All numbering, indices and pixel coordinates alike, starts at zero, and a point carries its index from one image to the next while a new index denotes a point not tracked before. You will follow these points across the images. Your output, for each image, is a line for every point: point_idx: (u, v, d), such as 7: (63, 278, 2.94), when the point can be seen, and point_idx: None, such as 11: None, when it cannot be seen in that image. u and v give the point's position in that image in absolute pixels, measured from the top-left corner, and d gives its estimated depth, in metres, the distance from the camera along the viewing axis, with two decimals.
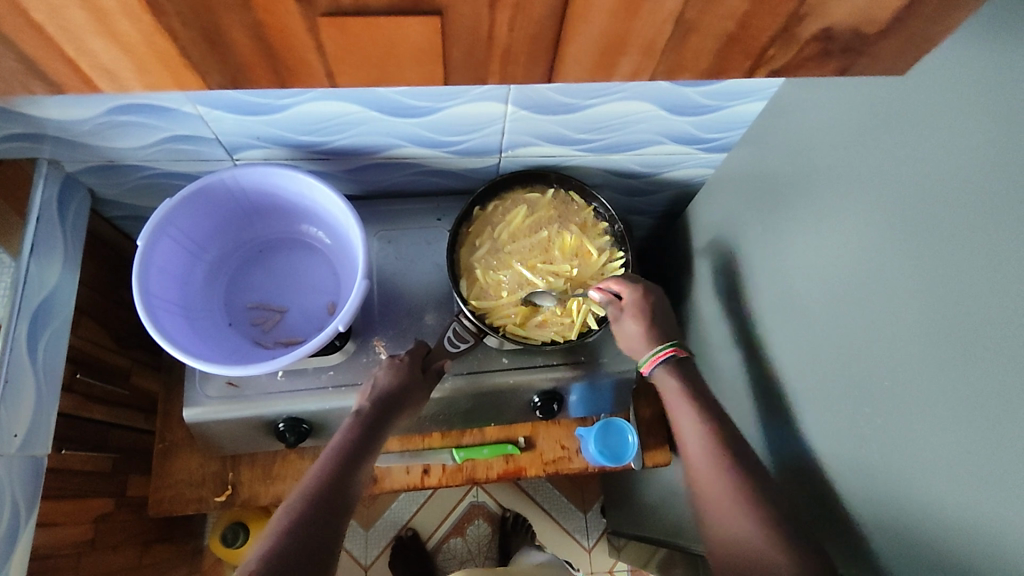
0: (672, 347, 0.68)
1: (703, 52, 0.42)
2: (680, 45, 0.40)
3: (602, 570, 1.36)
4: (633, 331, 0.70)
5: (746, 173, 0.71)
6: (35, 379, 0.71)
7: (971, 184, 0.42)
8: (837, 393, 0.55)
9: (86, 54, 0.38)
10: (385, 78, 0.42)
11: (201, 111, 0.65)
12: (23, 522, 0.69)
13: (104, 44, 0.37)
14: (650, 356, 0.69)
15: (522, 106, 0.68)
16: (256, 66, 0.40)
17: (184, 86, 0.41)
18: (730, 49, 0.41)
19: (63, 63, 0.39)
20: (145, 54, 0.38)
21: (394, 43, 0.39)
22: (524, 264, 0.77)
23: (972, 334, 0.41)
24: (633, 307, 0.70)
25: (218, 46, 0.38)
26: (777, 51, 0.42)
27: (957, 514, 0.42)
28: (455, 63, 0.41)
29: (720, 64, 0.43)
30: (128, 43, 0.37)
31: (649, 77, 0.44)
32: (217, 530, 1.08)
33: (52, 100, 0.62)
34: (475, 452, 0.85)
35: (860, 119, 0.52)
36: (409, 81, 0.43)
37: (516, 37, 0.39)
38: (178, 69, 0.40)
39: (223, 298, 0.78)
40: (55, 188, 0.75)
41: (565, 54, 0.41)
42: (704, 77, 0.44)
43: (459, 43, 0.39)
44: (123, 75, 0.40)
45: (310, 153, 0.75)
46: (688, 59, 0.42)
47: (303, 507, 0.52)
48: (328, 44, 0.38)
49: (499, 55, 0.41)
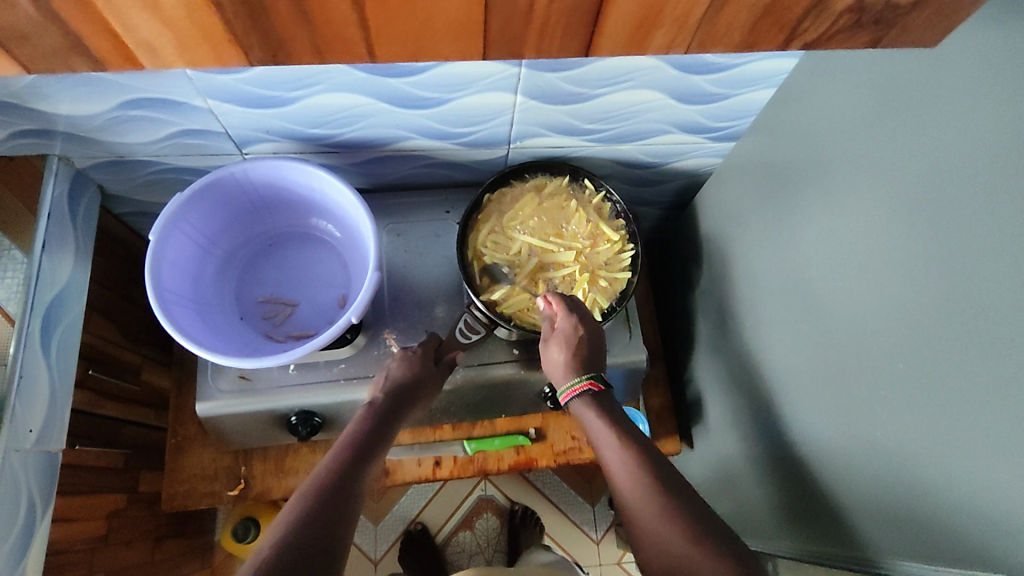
0: (588, 380, 0.63)
1: (735, 23, 0.42)
2: (716, 16, 0.41)
3: (611, 562, 1.36)
4: (556, 360, 0.66)
5: (754, 160, 0.71)
6: (50, 374, 0.71)
7: (975, 164, 0.42)
8: (844, 378, 0.55)
9: (127, 28, 0.39)
10: (424, 53, 0.44)
11: (210, 104, 0.65)
12: (40, 517, 0.69)
13: (146, 18, 0.38)
14: (567, 387, 0.64)
15: (531, 96, 0.68)
16: (298, 40, 0.41)
17: (223, 61, 0.42)
18: (763, 20, 0.42)
19: (102, 39, 0.40)
20: (185, 27, 0.39)
21: (439, 15, 0.40)
22: (534, 245, 0.77)
23: (977, 314, 0.41)
24: (562, 334, 0.66)
25: (260, 17, 0.39)
26: (810, 21, 0.43)
27: (965, 495, 0.42)
28: (496, 35, 0.43)
29: (753, 35, 0.44)
30: (170, 14, 0.38)
31: (683, 51, 0.45)
32: (228, 525, 1.08)
33: (63, 94, 0.62)
34: (486, 443, 0.86)
35: (867, 104, 0.52)
36: (449, 56, 0.45)
37: (556, 8, 0.40)
38: (219, 44, 0.41)
39: (234, 292, 0.78)
40: (66, 184, 0.75)
41: (604, 29, 0.42)
42: (736, 48, 0.45)
43: (501, 15, 0.41)
44: (165, 48, 0.41)
45: (319, 146, 0.75)
46: (722, 30, 0.43)
47: (315, 495, 0.53)
48: (372, 18, 0.40)
49: (538, 28, 0.42)
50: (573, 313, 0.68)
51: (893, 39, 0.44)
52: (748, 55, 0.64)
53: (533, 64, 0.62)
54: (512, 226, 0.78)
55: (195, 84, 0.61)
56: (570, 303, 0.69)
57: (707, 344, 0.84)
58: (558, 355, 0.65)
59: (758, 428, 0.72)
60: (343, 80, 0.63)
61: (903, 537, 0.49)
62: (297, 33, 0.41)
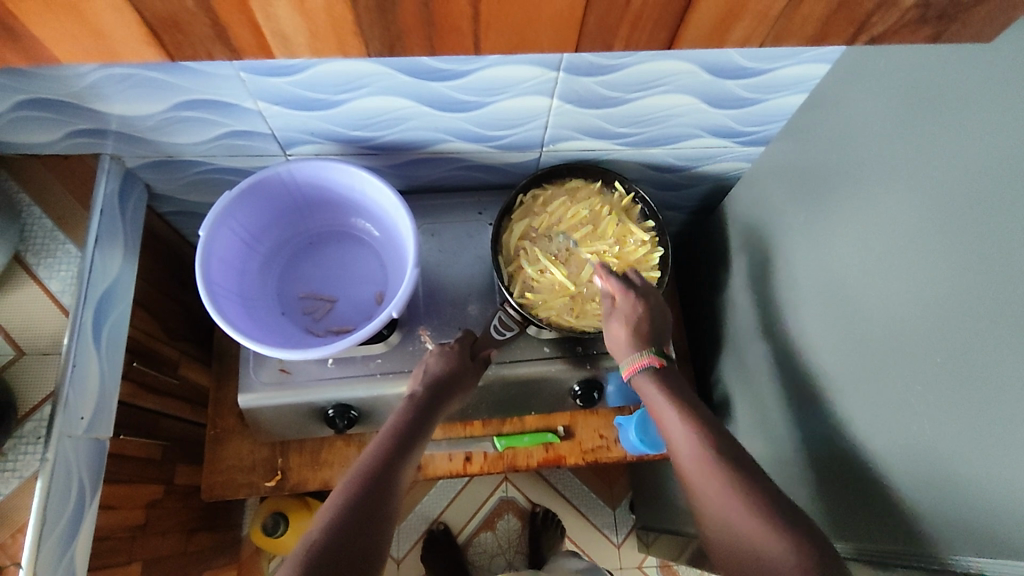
0: (650, 355, 0.67)
1: (811, 18, 0.47)
2: (792, 13, 0.46)
3: (632, 566, 1.37)
4: (618, 336, 0.69)
5: (784, 164, 0.72)
6: (100, 364, 0.74)
7: (1010, 164, 0.43)
8: (881, 376, 0.56)
9: (270, 19, 0.43)
10: (523, 45, 0.47)
11: (261, 106, 0.68)
12: (88, 501, 0.72)
13: (289, 10, 0.42)
14: (630, 362, 0.67)
15: (567, 101, 0.70)
16: (415, 34, 0.45)
17: (345, 51, 0.46)
18: (836, 16, 0.47)
19: (246, 26, 0.44)
20: (321, 19, 0.43)
21: (543, 10, 0.44)
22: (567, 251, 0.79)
23: (1014, 310, 0.42)
24: (624, 313, 0.69)
25: (387, 13, 0.43)
26: (878, 17, 0.47)
27: (1011, 488, 0.43)
28: (588, 30, 0.46)
29: (824, 30, 0.48)
30: (309, 6, 0.42)
31: (757, 44, 0.49)
32: (258, 519, 1.10)
33: (122, 95, 0.65)
34: (516, 440, 0.87)
35: (901, 107, 0.53)
36: (544, 48, 0.48)
37: (650, 4, 0.44)
38: (344, 36, 0.45)
39: (275, 288, 0.81)
40: (117, 182, 0.79)
41: (690, 21, 0.46)
42: (806, 42, 0.50)
43: (598, 11, 0.44)
44: (297, 39, 0.45)
45: (360, 148, 0.78)
46: (796, 24, 0.47)
47: (361, 481, 0.55)
48: (482, 12, 0.44)
49: (629, 23, 0.46)
50: (637, 296, 0.70)
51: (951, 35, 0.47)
52: (781, 60, 0.65)
53: (572, 69, 0.64)
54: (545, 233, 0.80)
55: (248, 86, 0.64)
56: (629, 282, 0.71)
57: (735, 347, 0.86)
58: (621, 333, 0.68)
59: (789, 428, 0.72)
60: (389, 83, 0.65)
61: (946, 532, 0.50)
62: (416, 32, 0.45)
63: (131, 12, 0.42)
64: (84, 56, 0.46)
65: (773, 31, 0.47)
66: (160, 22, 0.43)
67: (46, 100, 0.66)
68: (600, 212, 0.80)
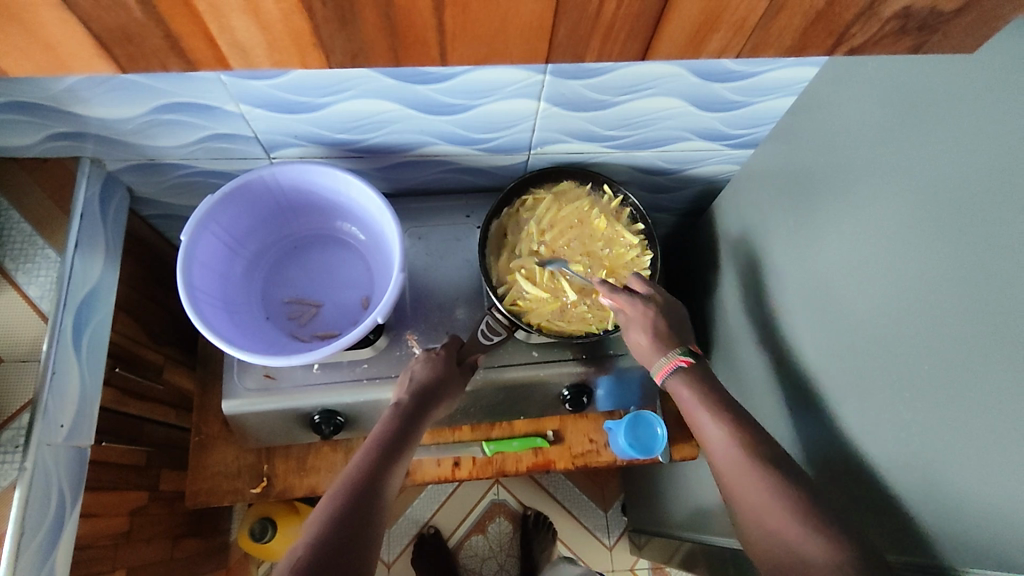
0: (677, 357, 0.67)
1: (788, 28, 0.46)
2: (770, 22, 0.45)
3: (624, 568, 1.36)
4: (641, 344, 0.69)
5: (772, 168, 0.72)
6: (80, 371, 0.73)
7: (997, 174, 0.43)
8: (861, 383, 0.55)
9: (227, 32, 0.42)
10: (492, 56, 0.47)
11: (243, 109, 0.67)
12: (68, 511, 0.71)
13: (246, 22, 0.41)
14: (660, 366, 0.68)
15: (555, 103, 0.69)
16: (378, 42, 0.44)
17: (307, 63, 0.45)
18: (815, 25, 0.45)
19: (201, 38, 0.43)
20: (279, 31, 0.42)
21: (510, 20, 0.43)
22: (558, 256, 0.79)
23: (1000, 319, 0.42)
24: (637, 319, 0.70)
25: (347, 23, 0.42)
26: (858, 28, 0.46)
27: (986, 498, 0.43)
28: (559, 40, 0.46)
29: (803, 41, 0.47)
30: (267, 18, 0.41)
31: (735, 54, 0.48)
32: (245, 524, 1.09)
33: (101, 98, 0.64)
34: (505, 445, 0.87)
35: (889, 112, 0.53)
36: (513, 59, 0.48)
37: (620, 14, 0.43)
38: (306, 47, 0.44)
39: (260, 293, 0.80)
40: (97, 186, 0.77)
41: (662, 31, 0.45)
42: (785, 52, 0.49)
43: (567, 22, 0.44)
44: (257, 51, 0.44)
45: (346, 151, 0.77)
46: (774, 35, 0.46)
47: (346, 494, 0.54)
48: (447, 21, 0.43)
49: (600, 33, 0.45)
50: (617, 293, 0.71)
51: (936, 43, 0.47)
52: (770, 64, 0.65)
53: (557, 72, 0.64)
54: (534, 236, 0.79)
55: (229, 90, 0.63)
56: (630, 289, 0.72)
57: (724, 351, 0.85)
58: (642, 340, 0.69)
59: (775, 433, 0.72)
60: (373, 86, 0.64)
61: (914, 540, 0.50)
62: (380, 41, 0.44)
63: (75, 23, 0.41)
64: (38, 69, 0.45)
65: (752, 41, 0.47)
66: (110, 35, 0.42)
67: (23, 104, 0.64)
68: (592, 212, 0.80)
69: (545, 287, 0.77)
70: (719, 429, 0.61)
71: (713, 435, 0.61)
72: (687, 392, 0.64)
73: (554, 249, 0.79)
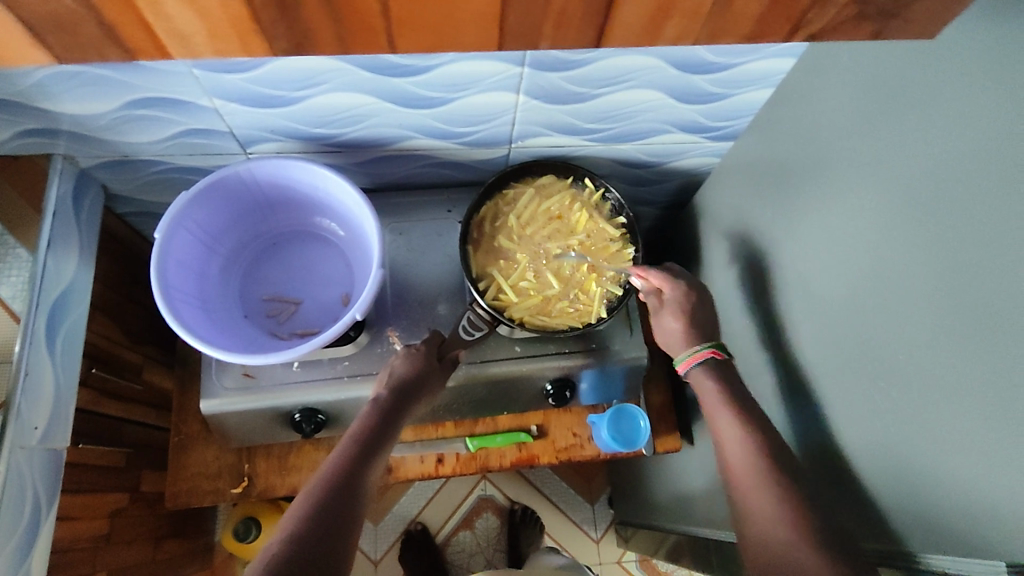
0: (711, 348, 0.68)
1: (745, 16, 0.45)
2: (725, 9, 0.44)
3: (611, 561, 1.37)
4: (671, 329, 0.71)
5: (752, 160, 0.72)
6: (53, 373, 0.72)
7: (970, 163, 0.43)
8: (845, 373, 0.56)
9: (163, 19, 0.42)
10: (444, 42, 0.46)
11: (216, 103, 0.66)
12: (44, 515, 0.69)
13: (181, 8, 0.41)
14: (689, 355, 0.68)
15: (533, 96, 0.69)
16: (323, 30, 0.43)
17: (250, 50, 0.45)
18: (771, 12, 0.44)
19: (138, 26, 0.42)
20: (219, 18, 0.42)
21: (457, 7, 0.43)
22: (541, 251, 0.78)
23: (977, 308, 0.42)
24: (674, 304, 0.71)
25: (289, 11, 0.42)
26: (815, 14, 0.45)
27: (966, 485, 0.43)
28: (511, 27, 0.45)
29: (760, 27, 0.46)
30: (205, 6, 0.41)
31: (692, 41, 0.47)
32: (229, 524, 1.09)
33: (70, 93, 0.62)
34: (489, 440, 0.86)
35: (868, 101, 0.52)
36: (466, 45, 0.47)
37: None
38: (247, 33, 0.43)
39: (237, 291, 0.79)
40: (70, 184, 0.75)
41: (614, 18, 0.44)
42: (744, 40, 0.48)
43: (516, 8, 0.43)
44: (196, 39, 0.44)
45: (323, 145, 0.76)
46: (731, 22, 0.45)
47: (323, 491, 0.53)
48: (393, 7, 0.42)
49: (552, 19, 0.44)
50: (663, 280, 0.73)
51: (896, 29, 0.46)
52: (747, 55, 0.65)
53: (535, 64, 0.63)
54: (516, 231, 0.78)
55: (202, 84, 0.62)
56: (670, 274, 0.74)
57: None
58: (674, 325, 0.70)
59: None
60: (348, 79, 0.63)
61: (900, 529, 0.50)
62: (325, 29, 0.43)
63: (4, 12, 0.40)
64: None
65: (708, 28, 0.46)
66: (43, 24, 0.42)
67: None
68: (573, 206, 0.79)
69: (528, 282, 0.76)
70: (733, 424, 0.61)
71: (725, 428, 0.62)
72: (710, 386, 0.65)
73: (537, 244, 0.78)
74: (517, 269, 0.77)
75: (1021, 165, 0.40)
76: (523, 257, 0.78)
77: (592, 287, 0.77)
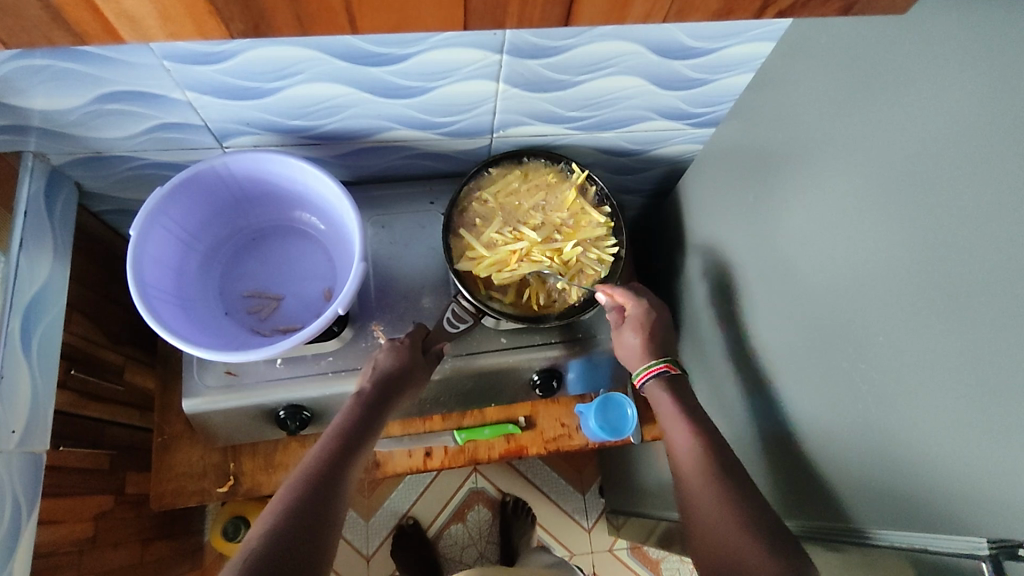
0: (666, 361, 0.70)
1: None
2: None
3: (603, 549, 1.38)
4: (631, 343, 0.73)
5: (733, 145, 0.71)
6: (30, 374, 0.70)
7: (946, 142, 0.43)
8: (827, 356, 0.56)
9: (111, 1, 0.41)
10: (405, 22, 0.46)
11: (189, 97, 0.64)
12: (25, 518, 0.68)
13: None
14: (644, 369, 0.71)
15: (514, 84, 0.68)
16: (279, 10, 0.43)
17: (204, 31, 0.44)
18: None
19: (86, 8, 0.41)
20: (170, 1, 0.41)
21: None
22: (523, 216, 0.77)
23: (952, 287, 0.42)
24: (632, 320, 0.73)
25: None
26: None
27: (941, 465, 0.44)
28: (475, 7, 0.45)
29: (728, 5, 0.46)
30: None
31: (661, 18, 0.47)
32: (217, 524, 1.08)
33: (37, 88, 0.61)
34: (476, 433, 0.86)
35: (845, 83, 0.52)
36: (429, 25, 0.46)
37: None
38: (200, 15, 0.43)
39: (218, 287, 0.78)
40: (42, 182, 0.74)
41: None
42: (711, 17, 0.48)
43: None
44: (147, 22, 0.43)
45: (301, 138, 0.75)
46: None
47: (304, 485, 0.53)
48: None
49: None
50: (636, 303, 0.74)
51: (866, 5, 0.45)
52: (727, 39, 0.64)
53: (514, 51, 0.62)
54: (498, 200, 0.77)
55: (174, 77, 0.61)
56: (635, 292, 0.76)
57: (692, 331, 0.85)
58: (633, 339, 0.73)
59: (744, 410, 0.72)
60: (324, 69, 0.62)
61: (878, 510, 0.51)
62: (282, 9, 0.43)
63: None
64: None
65: (678, 5, 0.45)
66: None
67: None
68: (560, 188, 0.78)
69: (506, 243, 0.75)
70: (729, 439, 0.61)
71: (683, 444, 0.63)
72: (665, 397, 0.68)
73: (520, 208, 0.77)
74: (493, 226, 0.75)
75: (995, 141, 0.40)
76: (500, 217, 0.77)
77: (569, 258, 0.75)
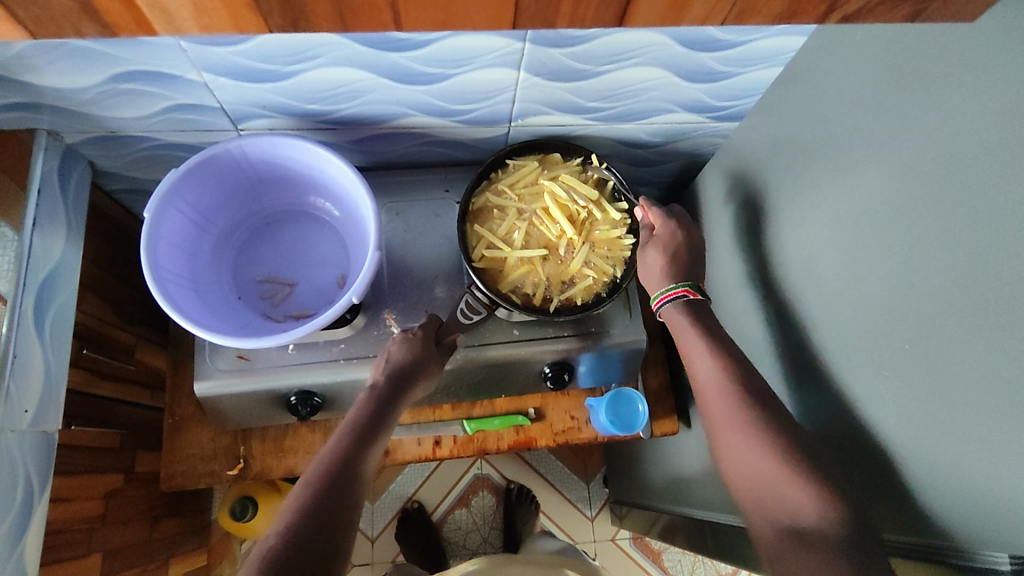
0: (684, 288, 0.67)
1: None
2: None
3: (606, 539, 1.39)
4: (653, 261, 0.70)
5: (756, 141, 0.70)
6: (43, 354, 0.70)
7: (983, 146, 0.41)
8: (847, 359, 0.54)
9: None
10: (451, 20, 0.46)
11: (206, 78, 0.63)
12: (37, 496, 0.69)
13: None
14: (661, 293, 0.68)
15: (535, 73, 0.67)
16: (319, 6, 0.43)
17: (241, 27, 0.44)
18: None
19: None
20: None
21: None
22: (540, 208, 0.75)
23: (983, 296, 0.41)
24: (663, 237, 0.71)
25: None
26: None
27: (971, 478, 0.43)
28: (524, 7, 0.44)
29: (788, 9, 0.45)
30: None
31: (719, 20, 0.46)
32: (225, 504, 1.09)
33: (54, 67, 0.60)
34: (486, 423, 0.86)
35: (878, 80, 0.51)
36: (477, 23, 0.46)
37: None
38: (237, 10, 0.43)
39: (230, 272, 0.77)
40: (56, 161, 0.73)
41: None
42: (772, 20, 0.47)
43: None
44: (182, 14, 0.43)
45: (317, 122, 0.74)
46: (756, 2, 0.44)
47: (321, 480, 0.53)
48: None
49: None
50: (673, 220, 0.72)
51: (931, 12, 0.43)
52: (757, 32, 0.63)
53: (537, 40, 0.61)
54: (514, 195, 0.76)
55: (190, 57, 0.60)
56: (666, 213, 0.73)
57: None
58: (655, 258, 0.70)
59: None
60: (342, 54, 0.61)
61: (893, 515, 0.50)
62: (322, 4, 0.43)
63: None
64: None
65: (735, 8, 0.44)
66: None
67: None
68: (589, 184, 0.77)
69: (520, 235, 0.75)
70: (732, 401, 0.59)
71: (707, 389, 0.62)
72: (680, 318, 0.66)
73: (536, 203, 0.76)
74: (508, 218, 0.75)
75: None
76: (515, 210, 0.75)
77: (580, 264, 0.74)
